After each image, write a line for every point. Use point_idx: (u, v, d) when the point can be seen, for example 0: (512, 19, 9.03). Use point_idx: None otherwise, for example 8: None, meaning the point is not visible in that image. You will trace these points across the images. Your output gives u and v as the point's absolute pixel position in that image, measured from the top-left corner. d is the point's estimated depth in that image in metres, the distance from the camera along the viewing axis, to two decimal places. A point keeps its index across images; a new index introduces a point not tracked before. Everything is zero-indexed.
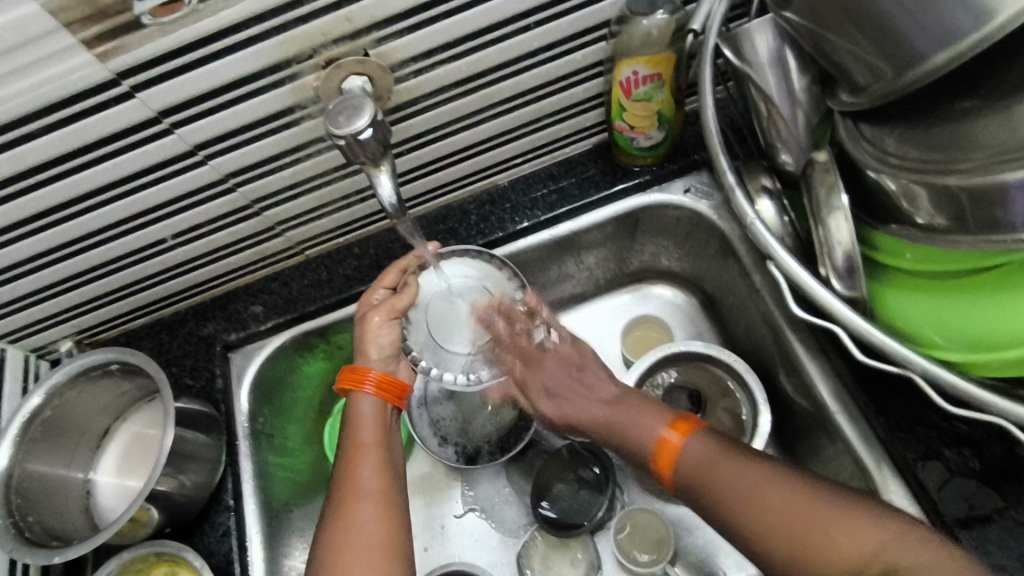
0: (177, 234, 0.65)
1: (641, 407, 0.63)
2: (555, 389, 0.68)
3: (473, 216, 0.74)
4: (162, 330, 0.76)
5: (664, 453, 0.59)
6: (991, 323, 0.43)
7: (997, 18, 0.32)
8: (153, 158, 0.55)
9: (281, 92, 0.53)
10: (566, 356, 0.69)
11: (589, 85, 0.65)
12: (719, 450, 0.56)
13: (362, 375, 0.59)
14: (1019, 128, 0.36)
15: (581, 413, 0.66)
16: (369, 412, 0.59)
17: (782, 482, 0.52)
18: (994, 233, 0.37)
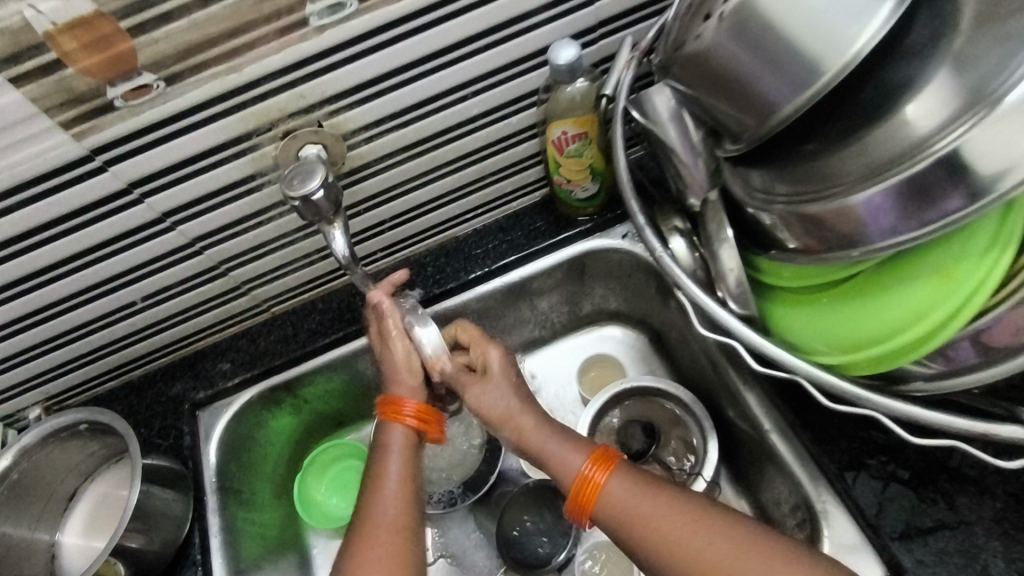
0: (146, 296, 0.69)
1: (569, 440, 0.61)
2: (501, 396, 0.62)
3: (429, 268, 0.79)
4: (131, 393, 0.79)
5: (586, 490, 0.58)
6: (859, 328, 0.49)
7: (820, 78, 0.38)
8: (123, 226, 0.60)
9: (243, 161, 0.59)
10: (513, 372, 0.64)
11: (526, 145, 0.72)
12: (643, 491, 0.57)
13: (401, 407, 0.62)
14: (861, 160, 0.42)
15: (518, 424, 0.62)
16: (399, 444, 0.62)
17: (702, 518, 0.55)
18: (851, 248, 0.44)
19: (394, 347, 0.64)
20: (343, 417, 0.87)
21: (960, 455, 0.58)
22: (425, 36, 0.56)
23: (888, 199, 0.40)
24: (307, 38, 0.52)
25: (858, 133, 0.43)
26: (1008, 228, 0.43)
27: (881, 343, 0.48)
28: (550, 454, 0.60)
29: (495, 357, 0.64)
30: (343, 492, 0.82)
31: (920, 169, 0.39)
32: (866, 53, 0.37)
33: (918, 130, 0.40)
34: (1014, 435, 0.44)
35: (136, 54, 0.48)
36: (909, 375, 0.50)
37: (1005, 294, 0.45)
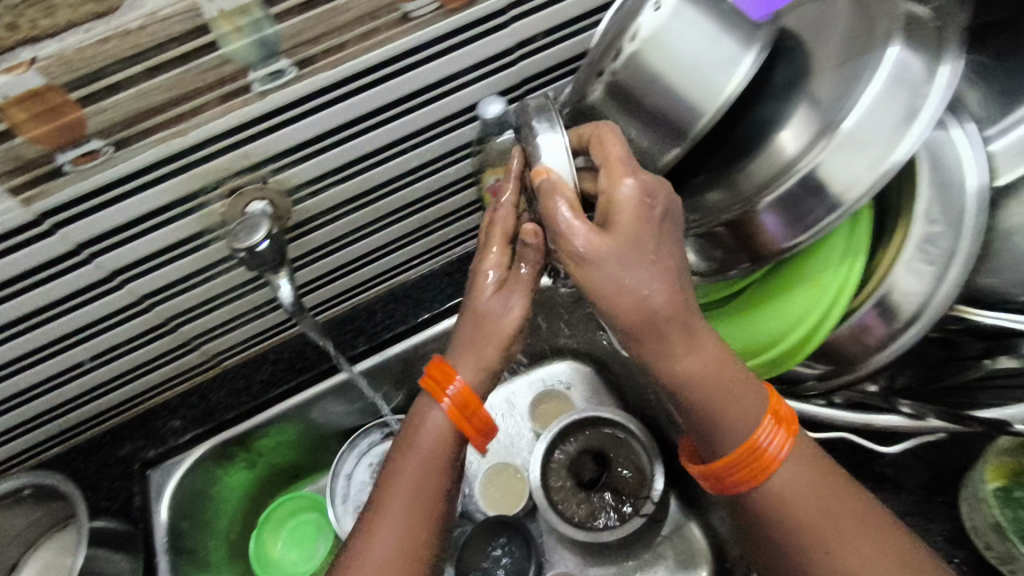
0: (95, 356, 0.69)
1: (737, 370, 0.48)
2: (635, 273, 0.45)
3: (378, 314, 0.85)
4: (77, 457, 0.78)
5: (757, 455, 0.47)
6: (760, 330, 0.56)
7: (701, 120, 0.45)
8: (72, 286, 0.61)
9: (191, 219, 0.62)
10: (656, 224, 0.46)
11: (465, 194, 0.78)
12: (817, 483, 0.47)
13: (448, 378, 0.56)
14: (733, 188, 0.49)
15: (659, 311, 0.45)
16: (435, 420, 0.56)
17: (867, 522, 0.47)
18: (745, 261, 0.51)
19: (483, 285, 0.58)
20: (299, 469, 0.90)
21: (879, 460, 0.64)
22: (362, 98, 0.60)
23: (769, 215, 0.47)
24: (250, 103, 0.56)
25: (737, 164, 0.49)
26: (857, 236, 0.52)
27: (779, 343, 0.55)
28: (703, 374, 0.47)
29: (626, 204, 0.46)
30: (299, 546, 0.84)
31: (791, 184, 0.45)
32: (739, 95, 0.44)
33: (783, 154, 0.47)
34: (891, 422, 0.59)
35: (85, 123, 0.51)
36: (802, 377, 0.60)
37: (869, 294, 0.53)
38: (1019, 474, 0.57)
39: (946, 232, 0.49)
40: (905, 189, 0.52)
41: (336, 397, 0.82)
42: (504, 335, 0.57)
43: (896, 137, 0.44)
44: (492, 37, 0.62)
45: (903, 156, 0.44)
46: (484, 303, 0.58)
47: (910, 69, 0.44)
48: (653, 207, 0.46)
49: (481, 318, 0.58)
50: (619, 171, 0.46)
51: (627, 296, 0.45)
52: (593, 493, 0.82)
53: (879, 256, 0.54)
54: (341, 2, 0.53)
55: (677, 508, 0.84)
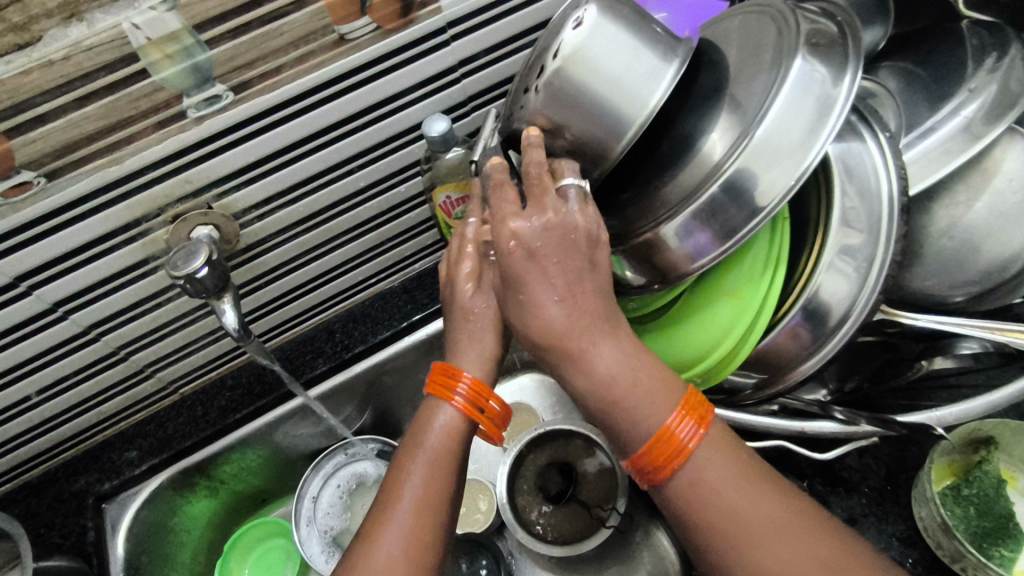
0: (42, 389, 0.68)
1: (648, 379, 0.46)
2: (522, 304, 0.48)
3: (337, 334, 0.83)
4: (29, 494, 0.76)
5: (667, 447, 0.44)
6: (690, 342, 0.56)
7: (625, 136, 0.46)
8: (12, 319, 0.60)
9: (134, 247, 0.61)
10: (544, 250, 0.48)
11: (419, 210, 0.78)
12: (737, 470, 0.44)
13: (454, 380, 0.57)
14: (656, 201, 0.50)
15: (547, 334, 0.47)
16: (445, 422, 0.55)
17: (790, 510, 0.43)
18: (672, 278, 0.51)
19: (463, 291, 0.61)
20: (267, 494, 0.89)
21: (846, 465, 0.65)
22: (302, 120, 0.60)
23: (692, 226, 0.48)
24: (186, 129, 0.55)
25: (664, 178, 0.49)
26: (778, 242, 0.52)
27: (707, 356, 0.55)
28: (607, 376, 0.46)
29: (515, 231, 0.48)
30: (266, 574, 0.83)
31: (712, 191, 0.46)
32: (662, 106, 0.46)
33: (705, 164, 0.47)
34: (824, 429, 0.57)
35: (14, 154, 0.51)
36: (739, 387, 0.60)
37: (794, 300, 0.53)
38: (965, 472, 0.61)
39: (863, 240, 0.51)
40: (823, 195, 0.53)
41: (297, 421, 0.82)
42: (494, 325, 0.60)
43: (806, 144, 0.45)
44: (433, 56, 0.63)
45: (814, 161, 0.45)
46: (467, 302, 0.61)
47: (816, 78, 0.45)
48: (536, 234, 0.48)
49: (467, 317, 0.61)
50: (513, 211, 0.50)
51: (519, 320, 0.49)
52: (561, 505, 0.81)
53: (802, 263, 0.55)
54: (273, 26, 0.54)
55: (645, 519, 0.84)
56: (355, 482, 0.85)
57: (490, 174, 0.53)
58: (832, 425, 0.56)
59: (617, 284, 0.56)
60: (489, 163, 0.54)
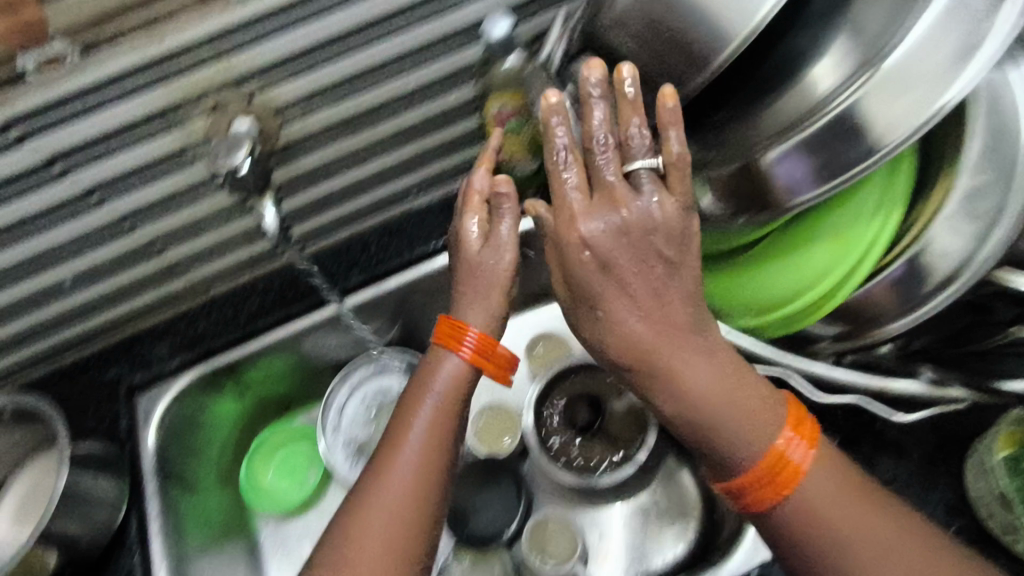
0: (77, 276, 0.66)
1: (739, 393, 0.51)
2: (603, 321, 0.52)
3: (372, 247, 0.81)
4: (62, 379, 0.76)
5: (783, 468, 0.49)
6: (775, 287, 0.60)
7: (733, 41, 0.43)
8: (46, 204, 0.58)
9: (171, 136, 0.57)
10: (626, 266, 0.50)
11: (468, 122, 0.73)
12: (845, 491, 0.50)
13: (461, 333, 0.57)
14: (765, 127, 0.47)
15: (630, 347, 0.51)
16: (453, 370, 0.57)
17: (899, 528, 0.50)
18: (763, 211, 0.48)
19: (469, 243, 0.59)
20: (291, 399, 0.89)
21: (883, 419, 0.65)
22: (350, 12, 0.56)
23: (791, 158, 0.45)
24: (233, 9, 0.53)
25: (765, 101, 0.48)
26: (892, 194, 0.55)
27: (798, 299, 0.58)
28: (702, 389, 0.51)
29: (596, 235, 0.50)
30: (290, 476, 0.85)
31: (821, 123, 0.44)
32: (770, 20, 0.42)
33: (815, 93, 0.45)
34: (908, 388, 0.62)
35: None
36: (817, 337, 0.65)
37: (902, 251, 0.58)
38: None
39: (991, 189, 0.54)
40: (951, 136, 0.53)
41: (327, 331, 0.80)
42: (504, 283, 0.58)
43: (944, 81, 0.42)
44: None
45: (951, 100, 0.42)
46: (475, 257, 0.58)
47: (968, 6, 0.42)
48: (607, 241, 0.50)
49: (475, 271, 0.58)
50: (583, 207, 0.50)
51: (595, 328, 0.52)
52: (587, 438, 0.81)
53: (917, 212, 0.58)
54: None
55: (674, 461, 0.83)
56: (381, 397, 0.86)
57: (545, 117, 0.50)
58: (920, 387, 0.62)
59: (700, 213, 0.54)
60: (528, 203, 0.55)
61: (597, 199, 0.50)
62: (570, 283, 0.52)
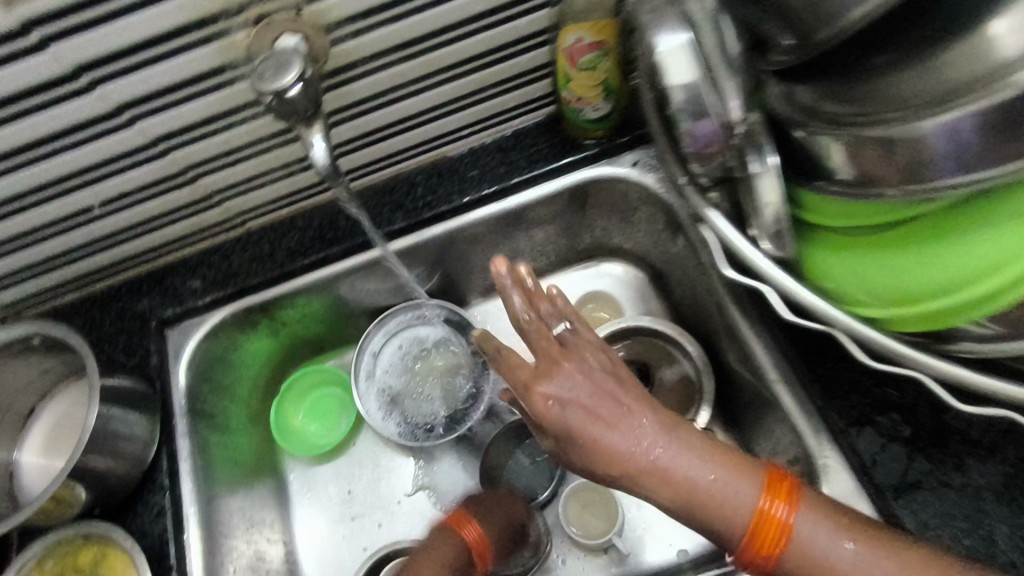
0: (105, 202, 0.63)
1: (724, 464, 0.49)
2: (586, 449, 0.48)
3: (420, 188, 0.74)
4: (93, 307, 0.74)
5: (768, 530, 0.48)
6: (917, 276, 0.45)
7: None
8: (76, 118, 0.53)
9: (210, 50, 0.51)
10: (590, 402, 0.48)
11: (535, 54, 0.65)
12: (841, 534, 0.48)
13: (467, 524, 0.64)
14: (938, 80, 0.39)
15: (622, 469, 0.48)
16: (454, 545, 0.62)
17: (904, 562, 0.47)
18: (915, 181, 0.41)
19: (492, 502, 0.68)
20: (324, 342, 0.86)
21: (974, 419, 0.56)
22: None
23: (964, 127, 0.37)
24: None
25: (937, 47, 0.39)
26: None
27: (953, 292, 0.44)
28: (689, 480, 0.49)
29: (557, 386, 0.48)
30: (321, 419, 0.84)
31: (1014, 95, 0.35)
32: None
33: (999, 53, 0.36)
34: None
35: None
36: (962, 334, 0.46)
37: None
38: None
39: None
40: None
41: (366, 275, 0.75)
42: (503, 544, 0.66)
43: None
44: None
45: None
46: (485, 515, 0.66)
47: None
48: (570, 390, 0.48)
49: (490, 513, 0.66)
50: (532, 374, 0.49)
51: (585, 458, 0.48)
52: None
53: None
54: None
55: None
56: (417, 346, 0.83)
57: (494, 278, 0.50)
58: None
59: (819, 171, 0.48)
60: (473, 334, 0.52)
61: (544, 364, 0.49)
62: (550, 435, 0.49)
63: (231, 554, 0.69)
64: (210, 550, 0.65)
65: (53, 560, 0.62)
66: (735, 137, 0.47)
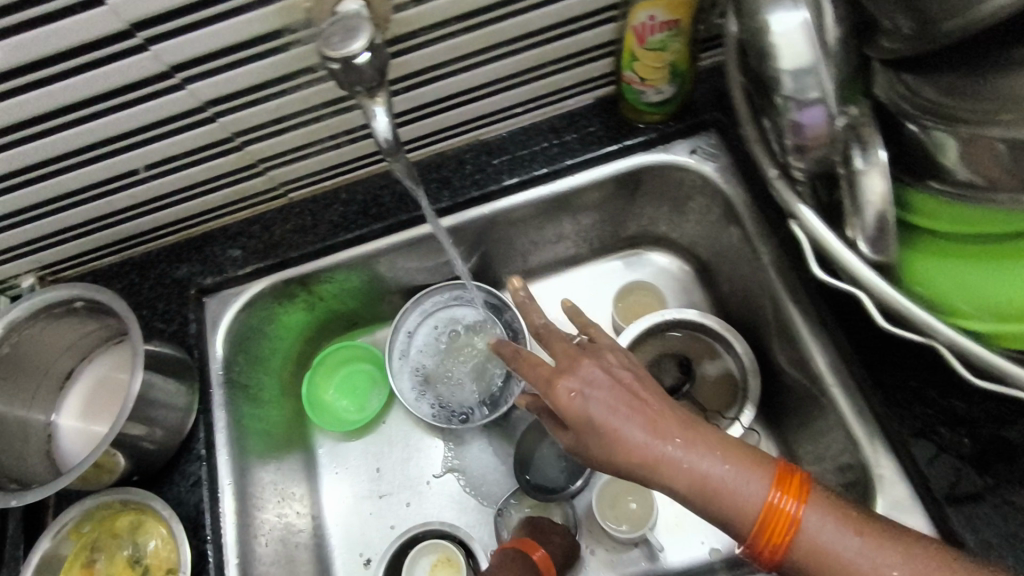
0: (151, 165, 0.61)
1: (737, 456, 0.48)
2: (605, 440, 0.48)
3: (468, 166, 0.71)
4: (132, 272, 0.73)
5: (778, 525, 0.46)
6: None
7: None
8: (129, 77, 0.52)
9: (270, 12, 0.49)
10: (610, 395, 0.49)
11: (599, 30, 0.63)
12: (852, 531, 0.46)
13: (533, 546, 0.65)
14: None
15: (639, 459, 0.47)
16: (524, 564, 0.63)
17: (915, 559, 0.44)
18: None
19: (552, 526, 0.70)
20: (358, 319, 0.84)
21: None
22: None
23: None
24: None
25: None
26: None
27: None
28: (704, 473, 0.47)
29: (578, 383, 0.49)
30: (352, 395, 0.83)
31: None
32: None
33: None
34: None
35: None
36: None
37: None
38: None
39: None
40: None
41: (406, 252, 0.74)
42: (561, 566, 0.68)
43: None
44: None
45: None
46: (548, 538, 0.68)
47: None
48: (592, 386, 0.49)
49: (551, 536, 0.69)
50: (553, 371, 0.51)
51: (605, 450, 0.48)
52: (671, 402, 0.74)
53: None
54: None
55: None
56: (452, 327, 0.81)
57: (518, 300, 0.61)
58: None
59: (932, 170, 0.46)
60: (494, 348, 0.60)
61: (565, 363, 0.51)
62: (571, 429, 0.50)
63: (264, 526, 0.69)
64: (245, 523, 0.65)
65: (91, 524, 0.62)
66: (838, 128, 0.45)
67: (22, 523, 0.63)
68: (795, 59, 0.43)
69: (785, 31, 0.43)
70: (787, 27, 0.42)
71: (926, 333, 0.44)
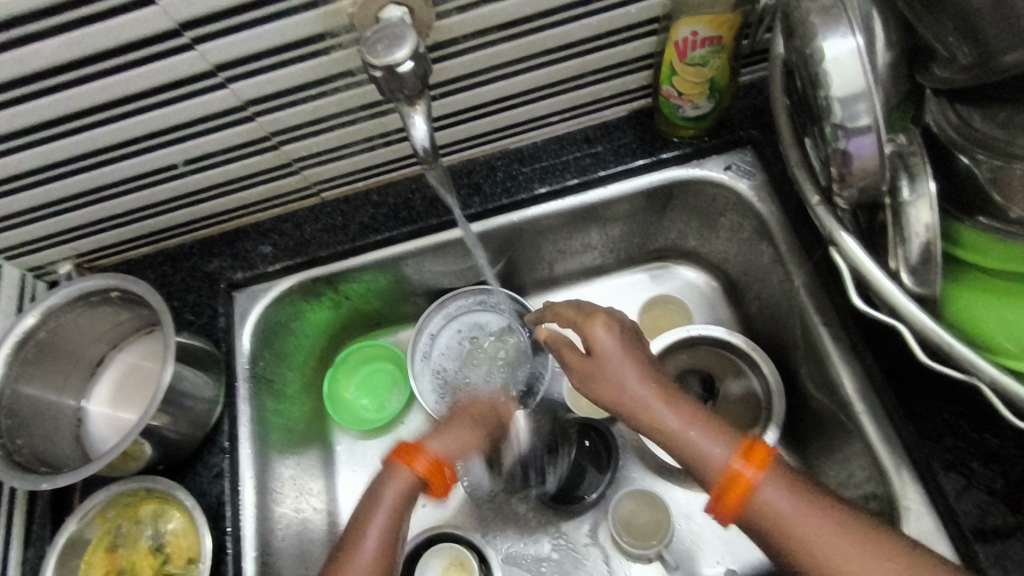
0: (189, 160, 0.62)
1: (714, 423, 0.54)
2: (609, 378, 0.57)
3: (499, 173, 0.71)
4: (165, 264, 0.74)
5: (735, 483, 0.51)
6: None
7: None
8: (173, 74, 0.52)
9: (313, 16, 0.50)
10: (628, 347, 0.58)
11: (640, 43, 0.62)
12: (800, 499, 0.50)
13: (414, 455, 0.60)
14: None
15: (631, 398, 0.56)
16: (401, 481, 0.59)
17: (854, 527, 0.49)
18: None
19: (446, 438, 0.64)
20: (382, 318, 0.85)
21: None
22: None
23: None
24: None
25: None
26: None
27: None
28: (681, 425, 0.54)
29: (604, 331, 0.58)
30: (373, 394, 0.83)
31: None
32: None
33: None
34: None
35: None
36: None
37: None
38: None
39: None
40: None
41: (433, 256, 0.74)
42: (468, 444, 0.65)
43: None
44: None
45: None
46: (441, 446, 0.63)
47: None
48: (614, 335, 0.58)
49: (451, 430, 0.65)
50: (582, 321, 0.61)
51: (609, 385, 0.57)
52: None
53: None
54: None
55: None
56: (474, 331, 0.81)
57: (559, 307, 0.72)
58: None
59: (980, 200, 0.45)
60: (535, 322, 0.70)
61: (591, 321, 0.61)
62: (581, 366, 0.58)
63: (282, 520, 0.69)
64: (263, 516, 0.65)
65: (115, 510, 0.63)
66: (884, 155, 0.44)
67: (49, 504, 0.65)
68: (848, 84, 0.42)
69: (840, 56, 0.42)
70: (841, 51, 0.42)
71: (969, 372, 0.43)
